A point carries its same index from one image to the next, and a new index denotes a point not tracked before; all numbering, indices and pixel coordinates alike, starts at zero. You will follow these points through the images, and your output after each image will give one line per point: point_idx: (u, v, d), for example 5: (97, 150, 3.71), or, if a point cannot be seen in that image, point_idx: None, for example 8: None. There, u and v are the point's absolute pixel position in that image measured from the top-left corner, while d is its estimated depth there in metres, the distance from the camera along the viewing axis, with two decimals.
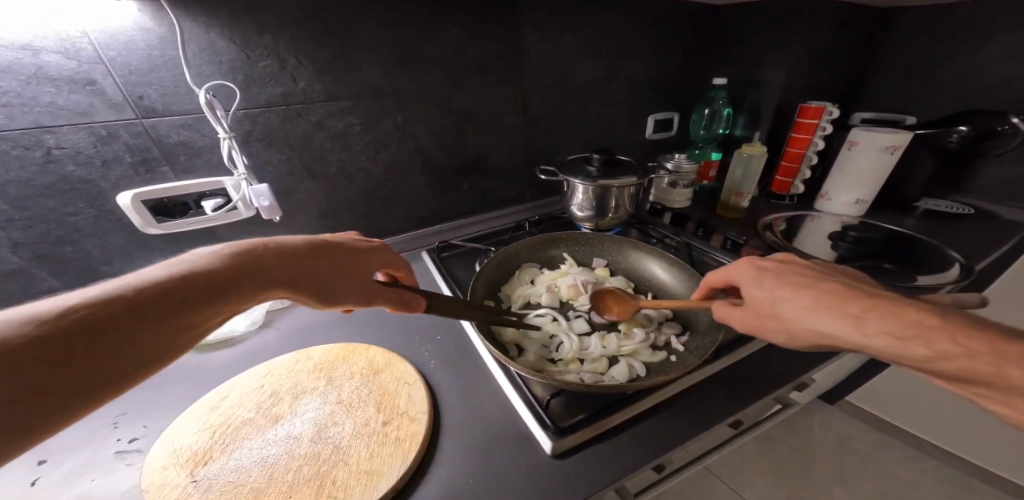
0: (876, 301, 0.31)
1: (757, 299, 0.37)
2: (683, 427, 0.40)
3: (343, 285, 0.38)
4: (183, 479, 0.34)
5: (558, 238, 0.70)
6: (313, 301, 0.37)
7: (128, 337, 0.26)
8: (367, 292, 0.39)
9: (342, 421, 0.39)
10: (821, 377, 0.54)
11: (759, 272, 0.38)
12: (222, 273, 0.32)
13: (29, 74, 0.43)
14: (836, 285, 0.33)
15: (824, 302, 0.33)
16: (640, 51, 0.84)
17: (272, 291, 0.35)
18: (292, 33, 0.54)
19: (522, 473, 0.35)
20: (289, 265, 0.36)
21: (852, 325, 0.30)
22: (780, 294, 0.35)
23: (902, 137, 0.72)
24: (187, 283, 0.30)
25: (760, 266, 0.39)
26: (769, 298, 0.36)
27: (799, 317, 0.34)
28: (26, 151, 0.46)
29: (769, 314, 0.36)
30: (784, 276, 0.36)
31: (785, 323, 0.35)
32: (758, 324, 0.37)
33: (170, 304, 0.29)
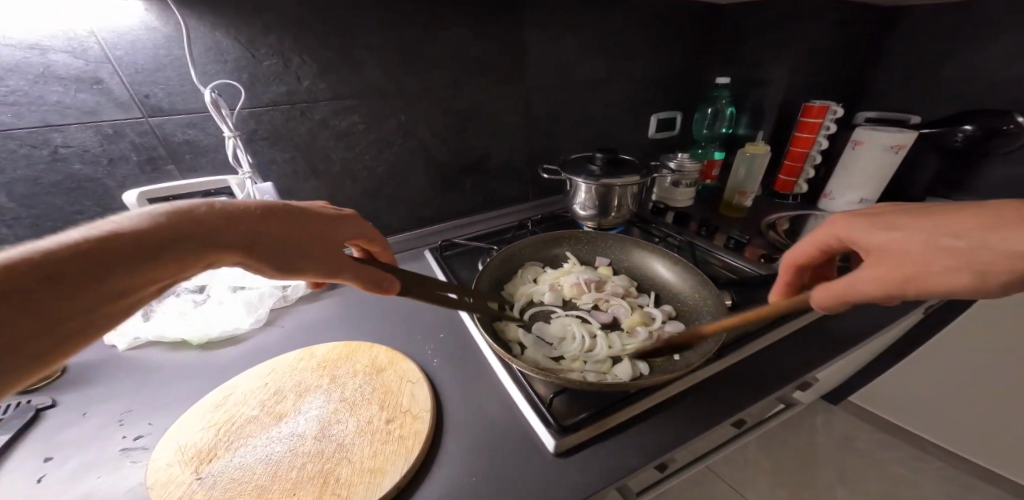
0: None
1: (888, 245, 0.30)
2: (686, 426, 0.40)
3: (306, 255, 0.37)
4: (188, 476, 0.34)
5: (561, 236, 0.70)
6: (270, 270, 0.36)
7: (75, 293, 0.26)
8: (335, 266, 0.38)
9: (345, 420, 0.39)
10: (825, 376, 0.54)
11: (879, 217, 0.31)
12: (179, 230, 0.31)
13: (37, 73, 0.44)
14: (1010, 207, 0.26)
15: (1003, 226, 0.25)
16: (643, 50, 0.84)
17: (222, 257, 0.33)
18: (296, 33, 0.55)
19: (525, 472, 0.36)
20: (240, 231, 0.34)
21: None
22: (928, 230, 0.28)
23: (907, 137, 0.72)
24: (139, 241, 0.29)
25: (867, 215, 0.33)
26: (911, 238, 0.28)
27: (975, 249, 0.26)
28: (33, 149, 0.47)
29: (910, 259, 0.28)
30: (922, 215, 0.29)
31: (952, 260, 0.26)
32: (896, 274, 0.28)
33: (102, 267, 0.27)
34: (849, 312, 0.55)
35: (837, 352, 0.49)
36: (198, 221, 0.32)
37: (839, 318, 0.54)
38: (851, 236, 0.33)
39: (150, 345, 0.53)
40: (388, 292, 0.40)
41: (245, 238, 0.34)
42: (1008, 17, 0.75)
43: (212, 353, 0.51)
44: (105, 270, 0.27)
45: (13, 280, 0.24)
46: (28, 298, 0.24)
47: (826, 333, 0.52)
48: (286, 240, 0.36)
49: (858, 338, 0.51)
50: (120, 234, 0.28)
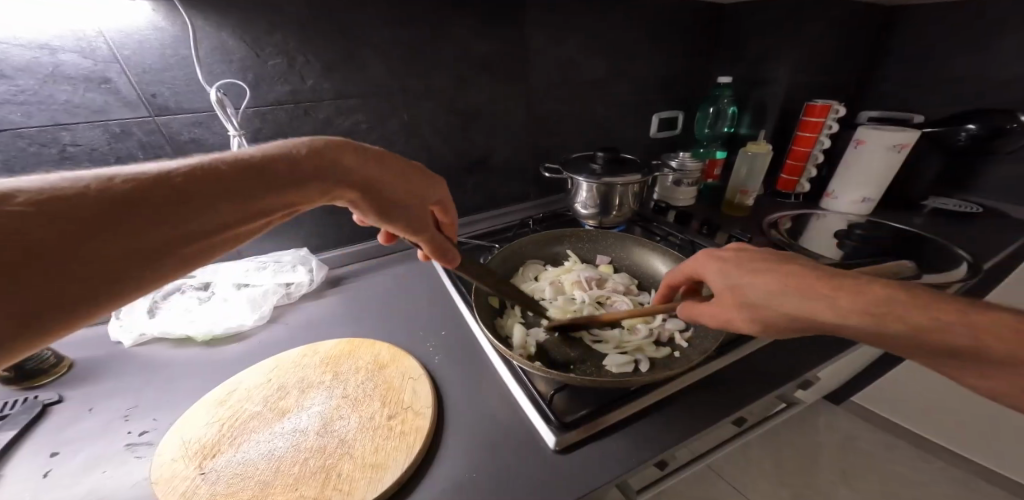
0: (837, 280, 0.30)
1: (723, 289, 0.37)
2: (685, 423, 0.40)
3: (402, 207, 0.41)
4: (192, 470, 0.34)
5: (563, 234, 0.70)
6: (369, 214, 0.40)
7: (206, 210, 0.29)
8: (418, 224, 0.42)
9: (348, 416, 0.39)
10: (827, 375, 0.54)
11: (722, 263, 0.37)
12: (294, 166, 0.34)
13: (46, 73, 0.45)
14: (796, 268, 0.33)
15: (788, 289, 0.32)
16: (645, 50, 0.84)
17: (335, 192, 0.37)
18: (301, 32, 0.55)
19: (526, 468, 0.36)
20: (356, 173, 0.38)
21: (830, 308, 0.30)
22: (748, 280, 0.34)
23: (910, 135, 0.71)
24: (254, 170, 0.32)
25: (717, 256, 0.39)
26: (735, 287, 0.35)
27: (769, 304, 0.33)
28: (43, 148, 0.47)
29: (738, 303, 0.35)
30: (745, 265, 0.36)
31: (758, 311, 0.34)
32: (728, 315, 0.36)
33: (247, 185, 0.31)
34: None
35: (838, 350, 0.49)
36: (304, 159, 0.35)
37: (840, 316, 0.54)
38: (707, 276, 0.39)
39: (155, 341, 0.54)
40: (449, 263, 0.45)
41: (338, 181, 0.37)
42: (1012, 15, 0.75)
43: (217, 350, 0.52)
44: (225, 194, 0.30)
45: (161, 190, 0.27)
46: (169, 209, 0.27)
47: (827, 331, 0.52)
48: (381, 186, 0.40)
49: (859, 336, 0.51)
50: (241, 163, 0.32)
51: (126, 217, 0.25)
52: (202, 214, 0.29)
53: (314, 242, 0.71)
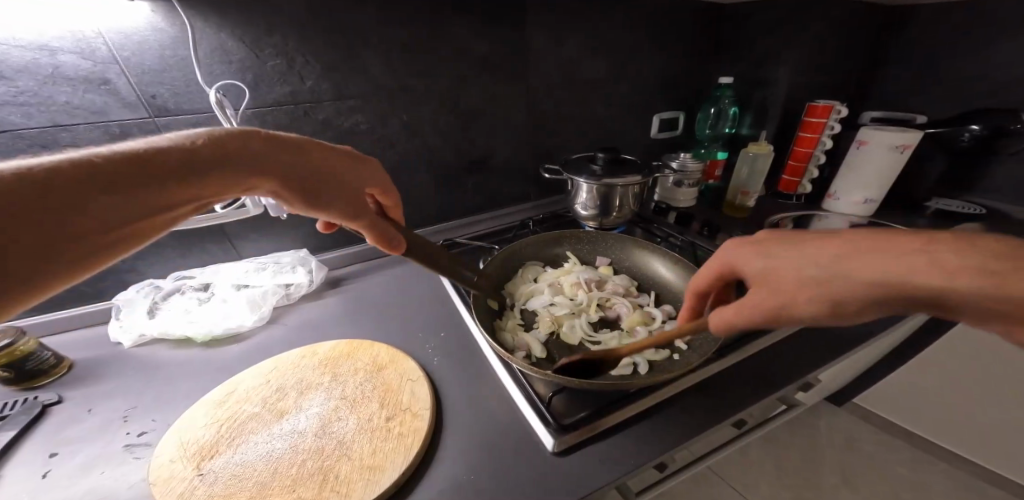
0: (910, 237, 0.26)
1: (763, 272, 0.32)
2: (685, 427, 0.40)
3: (331, 191, 0.40)
4: (190, 472, 0.34)
5: (563, 236, 0.70)
6: (300, 202, 0.39)
7: (106, 201, 0.29)
8: (352, 208, 0.40)
9: (346, 417, 0.39)
10: (828, 377, 0.53)
11: (758, 244, 0.33)
12: (206, 153, 0.34)
13: (46, 74, 0.45)
14: (852, 234, 0.29)
15: (854, 254, 0.27)
16: (645, 50, 0.84)
17: (257, 180, 0.37)
18: (301, 33, 0.55)
19: (524, 469, 0.36)
20: (277, 159, 0.38)
21: (930, 266, 0.24)
22: (798, 255, 0.30)
23: (912, 136, 0.71)
24: (156, 160, 0.32)
25: (746, 243, 0.34)
26: (783, 267, 0.30)
27: (838, 275, 0.27)
28: (42, 149, 0.47)
29: (787, 285, 0.30)
30: (785, 243, 0.32)
31: (818, 289, 0.28)
32: (778, 300, 0.30)
33: (153, 174, 0.31)
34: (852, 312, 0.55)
35: (838, 352, 0.48)
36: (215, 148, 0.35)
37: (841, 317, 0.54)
38: (737, 263, 0.34)
39: (155, 342, 0.54)
40: (395, 251, 0.42)
41: (254, 168, 0.36)
42: (1017, 15, 0.74)
43: (216, 351, 0.52)
44: (124, 185, 0.30)
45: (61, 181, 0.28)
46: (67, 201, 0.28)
47: (828, 333, 0.51)
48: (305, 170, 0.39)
49: (861, 338, 0.50)
50: (141, 154, 0.32)
51: (13, 208, 0.25)
52: (98, 206, 0.29)
53: (314, 242, 0.71)
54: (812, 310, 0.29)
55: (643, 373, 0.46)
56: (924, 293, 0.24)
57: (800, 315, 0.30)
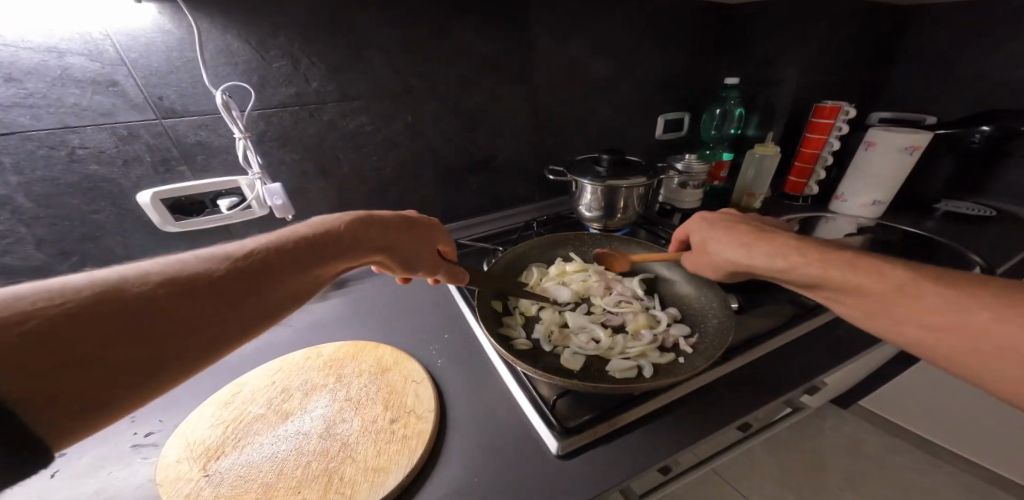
0: (775, 237, 0.42)
1: (696, 242, 0.51)
2: (690, 430, 0.40)
3: (422, 257, 0.46)
4: (196, 473, 0.34)
5: (567, 237, 0.69)
6: (395, 266, 0.45)
7: (282, 283, 0.31)
8: (435, 265, 0.47)
9: (350, 419, 0.39)
10: (834, 380, 0.53)
11: (704, 221, 0.50)
12: (348, 234, 0.38)
13: (55, 76, 0.45)
14: (752, 228, 0.45)
15: (744, 237, 0.44)
16: (650, 50, 0.83)
17: (373, 255, 0.41)
18: (307, 35, 0.55)
19: (529, 473, 0.35)
20: (387, 234, 0.42)
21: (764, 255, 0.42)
22: (715, 234, 0.48)
23: (922, 137, 0.70)
24: (308, 244, 0.35)
25: (706, 219, 0.51)
26: (704, 239, 0.49)
27: (721, 249, 0.47)
28: (51, 151, 0.48)
29: (700, 251, 0.50)
30: (718, 224, 0.48)
31: (712, 256, 0.48)
32: (693, 261, 0.51)
33: (311, 254, 0.34)
34: None
35: (845, 355, 0.48)
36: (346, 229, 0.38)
37: (847, 321, 0.53)
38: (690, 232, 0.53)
39: None
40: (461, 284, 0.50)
41: (373, 247, 0.40)
42: None
43: None
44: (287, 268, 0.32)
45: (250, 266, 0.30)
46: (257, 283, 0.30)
47: (835, 337, 0.51)
48: (405, 242, 0.44)
49: (868, 342, 0.50)
50: (297, 239, 0.34)
51: (223, 293, 0.27)
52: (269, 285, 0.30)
53: None
54: (711, 269, 0.49)
55: (648, 375, 0.46)
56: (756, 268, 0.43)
57: (705, 269, 0.50)
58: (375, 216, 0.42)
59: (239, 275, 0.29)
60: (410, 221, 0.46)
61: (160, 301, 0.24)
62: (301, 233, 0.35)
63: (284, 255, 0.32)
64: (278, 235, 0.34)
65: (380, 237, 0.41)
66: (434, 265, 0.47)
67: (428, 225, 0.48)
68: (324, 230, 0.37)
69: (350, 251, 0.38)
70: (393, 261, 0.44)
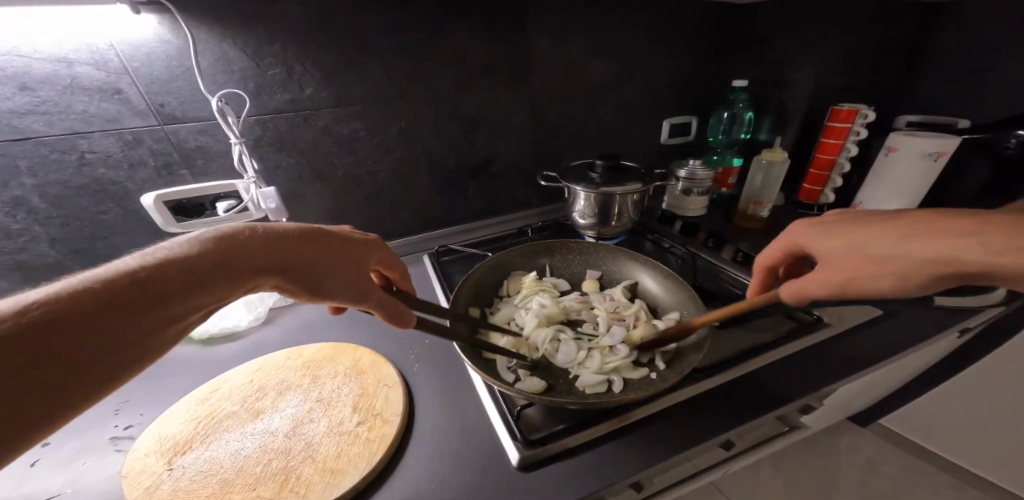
0: (965, 218, 0.29)
1: (837, 250, 0.34)
2: (663, 448, 0.37)
3: (338, 282, 0.36)
4: (160, 466, 0.35)
5: (553, 245, 0.67)
6: (308, 294, 0.35)
7: (121, 334, 0.26)
8: (364, 291, 0.37)
9: (318, 419, 0.39)
10: (835, 399, 0.49)
11: (827, 225, 0.36)
12: (216, 259, 0.31)
13: (65, 85, 0.48)
14: (918, 215, 0.31)
15: (930, 233, 0.29)
16: (655, 51, 0.81)
17: (262, 280, 0.33)
18: (303, 43, 0.57)
19: (485, 484, 0.34)
20: (279, 253, 0.34)
21: (982, 245, 0.27)
22: (870, 237, 0.32)
23: (949, 142, 0.64)
24: (160, 276, 0.28)
25: (819, 222, 0.37)
26: (856, 243, 0.33)
27: (899, 254, 0.30)
28: (63, 155, 0.51)
29: (858, 259, 0.32)
30: (856, 220, 0.34)
31: (885, 263, 0.31)
32: (845, 275, 0.33)
33: (166, 291, 0.28)
34: (867, 333, 0.50)
35: (846, 375, 0.44)
36: (242, 243, 0.33)
37: (853, 339, 0.49)
38: (807, 244, 0.37)
39: None
40: (404, 325, 0.39)
41: (260, 273, 0.33)
42: None
43: (214, 348, 0.53)
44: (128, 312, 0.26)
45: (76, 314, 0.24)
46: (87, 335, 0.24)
47: (836, 354, 0.47)
48: (314, 265, 0.35)
49: (874, 364, 0.45)
50: (148, 272, 0.28)
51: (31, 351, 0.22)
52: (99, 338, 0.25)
53: None
54: (883, 284, 0.31)
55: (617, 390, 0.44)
56: (978, 267, 0.27)
57: (878, 286, 0.32)
58: (259, 232, 0.34)
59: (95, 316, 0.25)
60: (330, 235, 0.39)
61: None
62: (184, 249, 0.30)
63: (162, 277, 0.28)
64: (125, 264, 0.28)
65: (291, 256, 0.35)
66: (370, 288, 0.37)
67: (343, 243, 0.39)
68: (216, 248, 0.31)
69: (244, 277, 0.32)
70: (308, 290, 0.35)
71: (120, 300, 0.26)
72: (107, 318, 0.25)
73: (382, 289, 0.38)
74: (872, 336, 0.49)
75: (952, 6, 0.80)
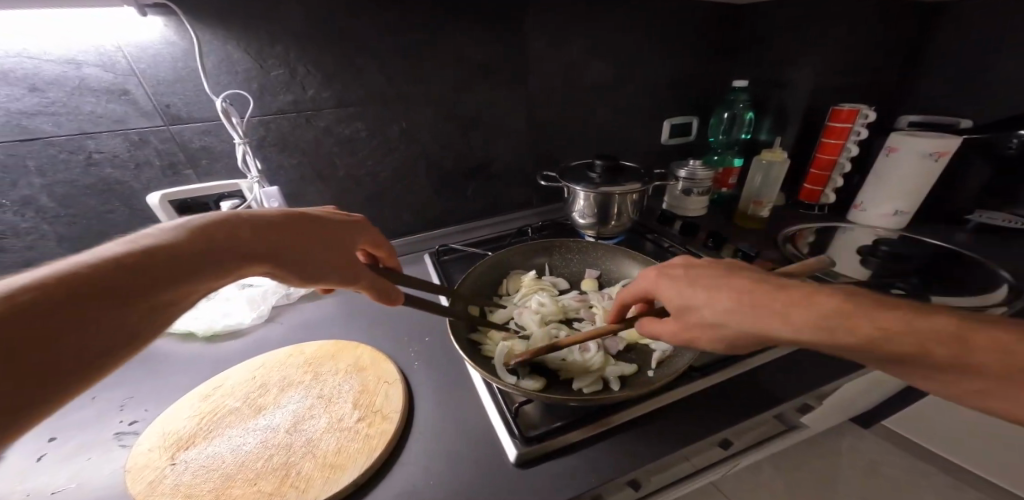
0: (789, 291, 0.30)
1: (681, 308, 0.36)
2: (659, 446, 0.37)
3: (326, 264, 0.38)
4: (163, 461, 0.36)
5: (552, 245, 0.68)
6: (295, 279, 0.37)
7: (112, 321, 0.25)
8: (351, 272, 0.39)
9: (319, 416, 0.40)
10: (835, 399, 0.49)
11: (672, 282, 0.37)
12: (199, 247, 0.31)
13: (73, 86, 0.49)
14: (747, 282, 0.33)
15: (747, 307, 0.31)
16: (655, 52, 0.81)
17: (248, 266, 0.34)
18: (304, 44, 0.57)
19: (483, 480, 0.34)
20: (263, 240, 0.35)
21: (785, 323, 0.29)
22: (707, 298, 0.34)
23: (950, 142, 0.64)
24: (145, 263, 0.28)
25: (666, 274, 0.38)
26: (693, 306, 0.35)
27: (730, 321, 0.32)
28: (71, 155, 0.52)
29: (696, 323, 0.35)
30: (698, 281, 0.35)
31: (720, 330, 0.33)
32: (691, 334, 0.35)
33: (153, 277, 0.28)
34: None
35: (843, 374, 0.44)
36: (222, 233, 0.33)
37: None
38: (658, 294, 0.38)
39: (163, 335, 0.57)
40: (394, 302, 0.42)
41: (244, 260, 0.34)
42: None
43: (217, 346, 0.54)
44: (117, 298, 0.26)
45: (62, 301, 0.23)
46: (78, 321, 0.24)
47: (832, 354, 0.47)
48: (301, 250, 0.37)
49: (871, 363, 0.45)
50: (129, 260, 0.27)
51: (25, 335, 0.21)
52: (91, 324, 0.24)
53: None
54: (713, 342, 0.34)
55: (614, 387, 0.44)
56: (780, 340, 0.30)
57: (716, 346, 0.35)
58: (237, 221, 0.35)
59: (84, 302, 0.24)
60: (316, 222, 0.40)
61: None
62: (165, 239, 0.30)
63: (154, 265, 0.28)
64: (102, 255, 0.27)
65: (279, 243, 0.36)
66: (357, 271, 0.39)
67: (328, 228, 0.40)
68: (199, 237, 0.32)
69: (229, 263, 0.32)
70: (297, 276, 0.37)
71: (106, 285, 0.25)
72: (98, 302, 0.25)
73: (368, 273, 0.40)
74: None
75: (953, 6, 0.79)
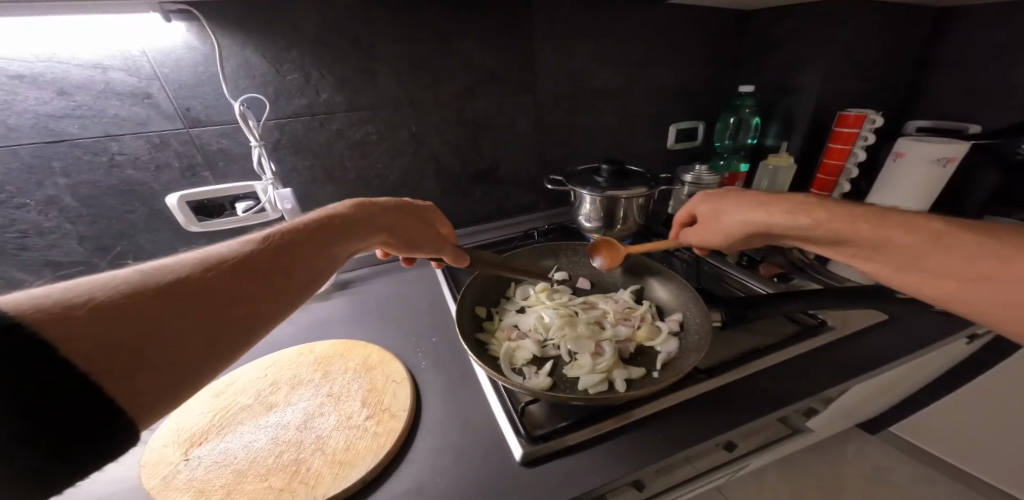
0: (780, 197, 0.45)
1: (705, 214, 0.52)
2: (662, 446, 0.38)
3: (420, 238, 0.48)
4: (177, 457, 0.37)
5: (558, 249, 0.69)
6: (399, 248, 0.48)
7: (267, 281, 0.31)
8: (437, 243, 0.49)
9: (328, 413, 0.41)
10: (841, 403, 0.48)
11: (710, 195, 0.52)
12: (327, 227, 0.39)
13: (99, 90, 0.51)
14: (754, 194, 0.47)
15: (753, 202, 0.46)
16: (662, 57, 0.83)
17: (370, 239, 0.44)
18: (319, 49, 0.59)
19: (489, 478, 0.35)
20: (377, 218, 0.45)
21: (765, 212, 0.44)
22: (726, 205, 0.49)
23: (959, 148, 0.64)
24: (286, 241, 0.35)
25: (706, 193, 0.53)
26: (716, 210, 0.50)
27: (735, 215, 0.47)
28: (94, 157, 0.54)
29: (713, 221, 0.50)
30: (720, 195, 0.50)
31: (723, 225, 0.49)
32: (706, 230, 0.52)
33: (292, 250, 0.34)
34: (869, 336, 0.50)
35: (847, 377, 0.44)
36: (339, 215, 0.41)
37: (856, 342, 0.49)
38: (696, 207, 0.54)
39: None
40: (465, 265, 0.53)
41: (366, 232, 0.43)
42: None
43: None
44: (270, 267, 0.32)
45: (238, 267, 0.30)
46: (246, 280, 0.30)
47: (838, 357, 0.47)
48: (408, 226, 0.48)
49: (878, 365, 0.45)
50: (274, 239, 0.34)
51: (220, 290, 0.28)
52: (257, 286, 0.30)
53: None
54: (782, 209, 0.43)
55: (619, 387, 0.44)
56: (766, 226, 0.44)
57: (719, 240, 0.50)
58: (358, 205, 0.45)
59: (251, 268, 0.31)
60: (403, 206, 0.49)
61: (113, 323, 0.22)
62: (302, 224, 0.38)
63: (254, 260, 0.31)
64: (261, 235, 0.35)
65: (376, 221, 0.45)
66: (441, 243, 0.50)
67: (416, 211, 0.51)
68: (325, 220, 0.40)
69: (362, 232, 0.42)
70: (402, 245, 0.47)
71: (266, 257, 0.32)
72: (261, 268, 0.31)
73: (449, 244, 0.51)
74: (876, 339, 0.49)
75: (962, 11, 0.79)
